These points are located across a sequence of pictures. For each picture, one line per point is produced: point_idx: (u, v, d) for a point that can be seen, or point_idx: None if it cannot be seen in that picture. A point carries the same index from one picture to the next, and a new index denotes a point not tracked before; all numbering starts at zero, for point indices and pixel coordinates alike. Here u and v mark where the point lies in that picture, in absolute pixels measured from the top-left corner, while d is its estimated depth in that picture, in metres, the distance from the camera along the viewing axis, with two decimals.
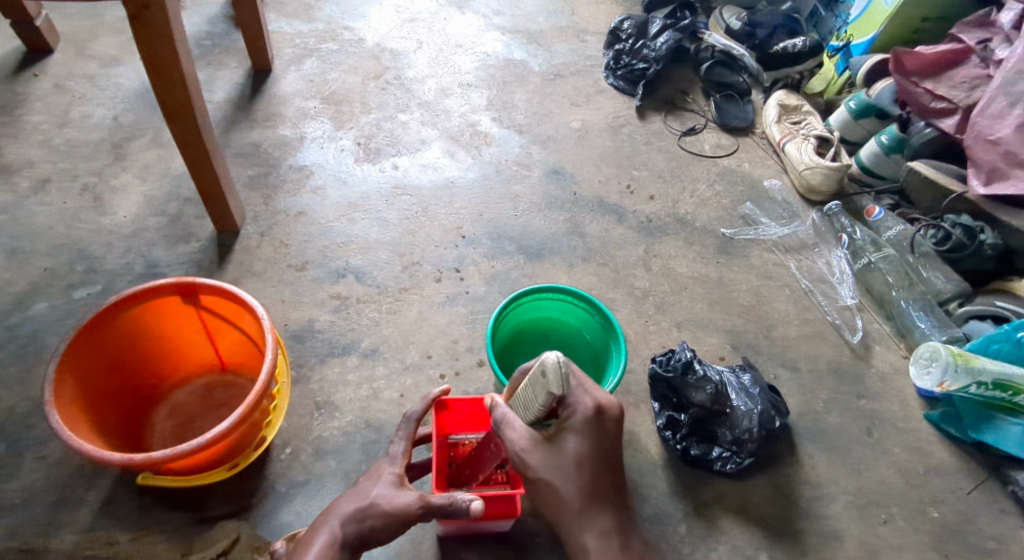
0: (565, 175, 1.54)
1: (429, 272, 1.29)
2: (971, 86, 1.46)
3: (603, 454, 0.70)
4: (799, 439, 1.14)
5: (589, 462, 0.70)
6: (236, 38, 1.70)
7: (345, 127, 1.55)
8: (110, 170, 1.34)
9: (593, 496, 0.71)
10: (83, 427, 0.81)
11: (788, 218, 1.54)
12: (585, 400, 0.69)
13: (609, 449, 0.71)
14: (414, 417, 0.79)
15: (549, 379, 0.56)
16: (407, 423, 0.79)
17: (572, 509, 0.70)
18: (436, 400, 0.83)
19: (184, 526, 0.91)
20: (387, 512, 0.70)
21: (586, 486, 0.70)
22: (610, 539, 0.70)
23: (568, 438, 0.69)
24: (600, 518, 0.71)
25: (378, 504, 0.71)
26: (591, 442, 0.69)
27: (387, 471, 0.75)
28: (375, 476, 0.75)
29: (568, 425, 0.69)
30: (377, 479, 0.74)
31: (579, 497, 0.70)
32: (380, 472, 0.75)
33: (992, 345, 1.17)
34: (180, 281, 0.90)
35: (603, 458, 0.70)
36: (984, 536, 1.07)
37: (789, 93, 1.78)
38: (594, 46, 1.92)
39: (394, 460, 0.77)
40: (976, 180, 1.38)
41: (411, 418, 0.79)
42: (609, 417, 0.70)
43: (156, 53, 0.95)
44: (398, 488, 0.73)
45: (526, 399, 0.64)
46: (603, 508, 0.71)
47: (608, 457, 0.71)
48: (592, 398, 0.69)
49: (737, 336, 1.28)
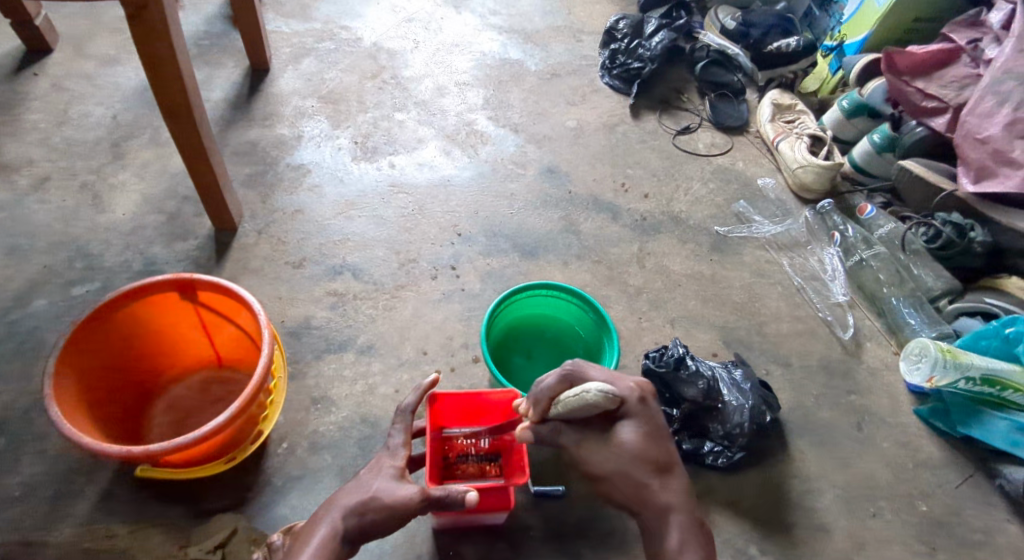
0: (560, 174, 1.55)
1: (425, 269, 1.30)
2: (961, 85, 1.47)
3: (658, 432, 0.72)
4: (789, 434, 1.16)
5: (650, 439, 0.71)
6: (234, 38, 1.71)
7: (342, 126, 1.56)
8: (108, 169, 1.35)
9: (662, 465, 0.70)
10: (83, 420, 0.82)
11: (781, 216, 1.56)
12: (615, 381, 0.75)
13: (660, 423, 0.73)
14: (410, 408, 0.82)
15: (594, 401, 0.69)
16: (405, 413, 0.82)
17: (646, 489, 0.68)
18: (432, 388, 0.85)
19: (182, 518, 0.93)
20: (388, 502, 0.70)
21: (654, 461, 0.70)
22: (688, 505, 0.69)
23: (620, 422, 0.72)
24: (676, 483, 0.70)
25: (377, 496, 0.71)
26: (641, 415, 0.72)
27: (386, 464, 0.77)
28: (376, 468, 0.76)
29: (618, 415, 0.73)
30: (377, 470, 0.76)
31: (648, 472, 0.69)
32: (379, 465, 0.77)
33: (981, 341, 1.19)
34: (178, 277, 0.91)
35: (660, 433, 0.72)
36: (971, 529, 1.08)
37: (782, 93, 1.78)
38: (589, 45, 1.93)
39: (394, 453, 0.79)
40: (965, 178, 1.39)
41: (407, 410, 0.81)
42: (649, 398, 0.75)
43: (151, 50, 0.96)
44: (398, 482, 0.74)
45: (567, 413, 0.72)
46: (674, 478, 0.70)
47: (662, 433, 0.72)
48: (621, 379, 0.75)
49: (729, 333, 1.30)
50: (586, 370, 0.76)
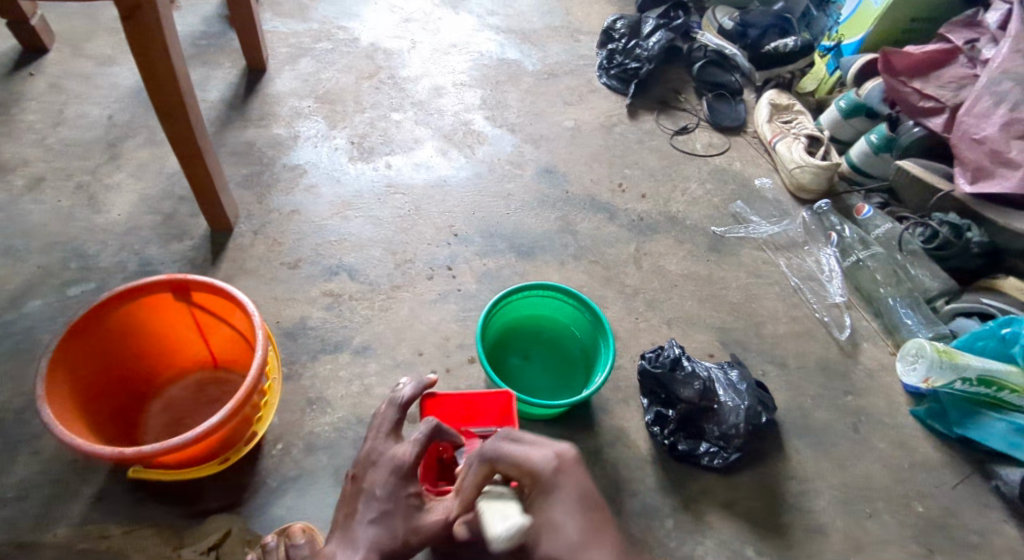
0: (557, 174, 1.55)
1: (422, 270, 1.30)
2: (959, 85, 1.47)
3: (582, 504, 0.61)
4: (785, 434, 1.15)
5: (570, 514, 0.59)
6: (231, 38, 1.71)
7: (339, 126, 1.56)
8: (104, 169, 1.35)
9: (587, 538, 0.58)
10: (76, 421, 0.82)
11: (778, 216, 1.55)
12: (529, 451, 0.64)
13: (581, 487, 0.62)
14: (425, 434, 0.78)
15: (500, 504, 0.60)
16: (417, 435, 0.79)
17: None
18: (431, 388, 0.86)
19: (176, 520, 0.93)
20: (423, 535, 0.73)
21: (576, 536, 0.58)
22: None
23: (540, 501, 0.61)
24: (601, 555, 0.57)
25: (411, 536, 0.73)
26: (566, 491, 0.61)
27: (405, 491, 0.75)
28: (394, 497, 0.75)
29: (537, 494, 0.62)
30: (398, 500, 0.74)
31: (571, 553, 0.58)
32: (399, 493, 0.75)
33: (978, 342, 1.18)
34: (172, 277, 0.91)
35: (582, 502, 0.60)
36: (968, 530, 1.08)
37: (780, 93, 1.78)
38: (587, 45, 1.93)
39: (408, 479, 0.76)
40: (963, 179, 1.38)
41: (423, 437, 0.78)
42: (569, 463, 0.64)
43: (145, 50, 0.96)
44: (420, 509, 0.75)
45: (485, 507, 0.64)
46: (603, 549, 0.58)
47: (585, 499, 0.61)
48: (538, 450, 0.65)
49: (726, 333, 1.29)
50: (505, 445, 0.66)
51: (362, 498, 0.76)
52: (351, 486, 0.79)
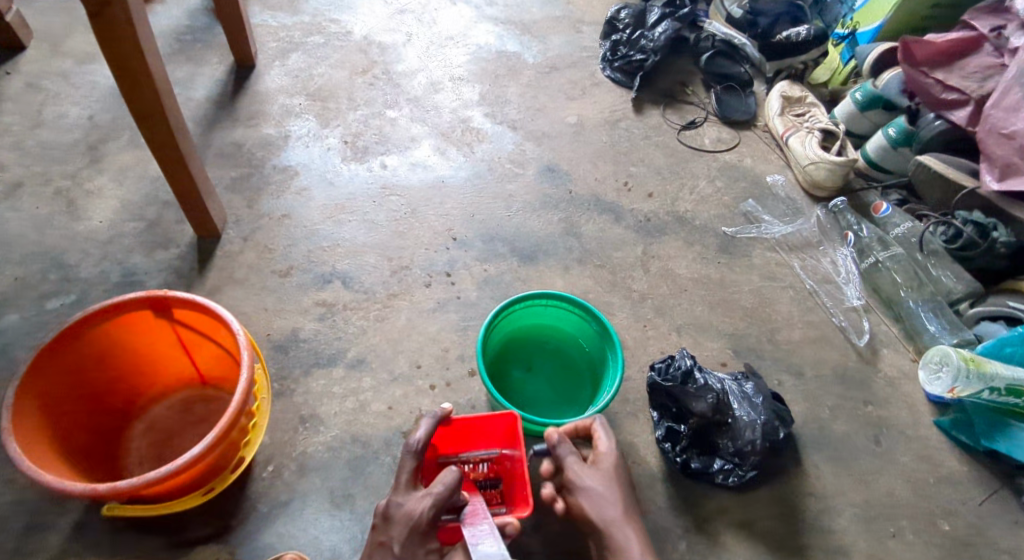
0: (560, 173, 1.48)
1: (419, 277, 1.24)
2: (985, 76, 1.39)
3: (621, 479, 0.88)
4: (803, 448, 1.10)
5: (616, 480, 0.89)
6: (217, 33, 1.64)
7: (331, 125, 1.49)
8: (84, 173, 1.29)
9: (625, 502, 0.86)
10: (48, 453, 0.76)
11: (792, 215, 1.49)
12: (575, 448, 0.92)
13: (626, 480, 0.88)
14: (449, 485, 0.72)
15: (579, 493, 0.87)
16: (439, 487, 0.72)
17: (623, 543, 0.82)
18: (446, 420, 0.84)
19: (160, 550, 0.87)
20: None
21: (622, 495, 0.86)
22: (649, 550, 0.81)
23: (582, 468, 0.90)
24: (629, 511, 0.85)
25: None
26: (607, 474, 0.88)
27: (421, 545, 0.70)
28: (414, 553, 0.69)
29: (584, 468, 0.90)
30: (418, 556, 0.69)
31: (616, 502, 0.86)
32: (418, 548, 0.70)
33: (1006, 347, 1.12)
34: (151, 294, 0.85)
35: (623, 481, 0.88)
36: (997, 549, 1.02)
37: (792, 84, 1.71)
38: (590, 36, 1.86)
39: (427, 534, 0.71)
40: (989, 175, 1.31)
41: (446, 488, 0.72)
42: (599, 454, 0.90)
43: (117, 49, 0.89)
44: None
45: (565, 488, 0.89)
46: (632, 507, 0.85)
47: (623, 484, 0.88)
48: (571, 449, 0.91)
49: (739, 340, 1.23)
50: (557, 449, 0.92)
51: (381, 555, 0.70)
52: (370, 539, 0.72)
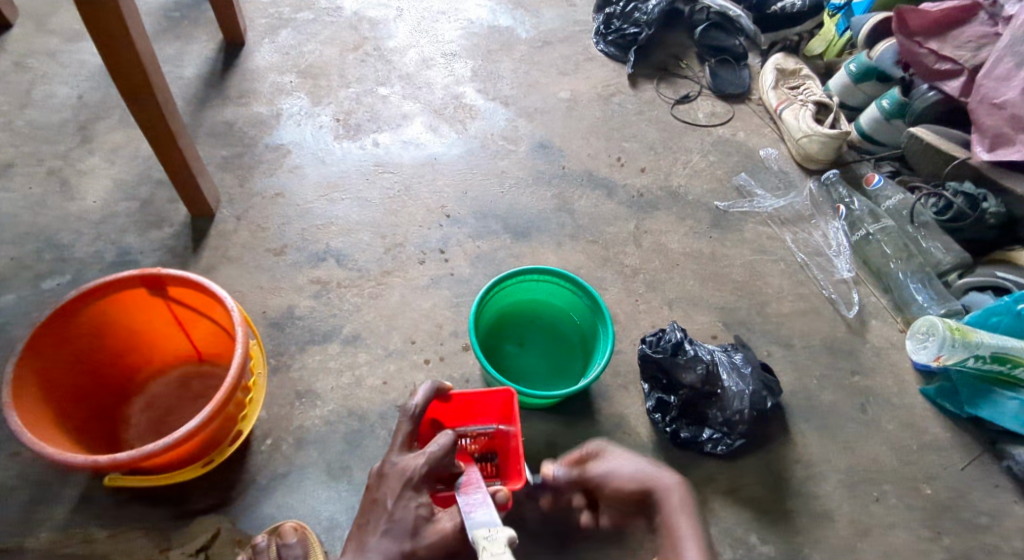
0: (553, 149, 1.48)
1: (413, 254, 1.25)
2: (978, 45, 1.38)
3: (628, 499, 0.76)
4: (791, 417, 1.12)
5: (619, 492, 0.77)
6: (205, 9, 1.62)
7: (323, 103, 1.48)
8: (76, 153, 1.29)
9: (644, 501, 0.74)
10: (49, 428, 0.78)
11: (784, 189, 1.49)
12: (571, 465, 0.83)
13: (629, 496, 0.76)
14: (443, 445, 0.75)
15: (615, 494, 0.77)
16: (433, 446, 0.74)
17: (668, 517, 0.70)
18: (444, 396, 0.86)
19: (163, 520, 0.90)
20: (431, 547, 0.68)
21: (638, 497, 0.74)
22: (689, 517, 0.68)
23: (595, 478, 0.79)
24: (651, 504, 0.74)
25: (419, 547, 0.68)
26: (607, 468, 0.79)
27: (412, 500, 0.72)
28: (404, 506, 0.71)
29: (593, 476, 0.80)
30: (409, 509, 0.71)
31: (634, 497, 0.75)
32: (409, 500, 0.72)
33: (992, 317, 1.14)
34: (145, 272, 0.86)
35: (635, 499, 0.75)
36: (978, 512, 1.05)
37: (787, 56, 1.70)
38: (583, 10, 1.84)
39: (417, 487, 0.73)
40: (980, 146, 1.32)
41: (441, 447, 0.74)
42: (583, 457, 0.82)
43: (102, 26, 0.89)
44: (429, 520, 0.71)
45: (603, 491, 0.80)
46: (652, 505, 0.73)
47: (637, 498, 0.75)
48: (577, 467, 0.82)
49: (730, 313, 1.25)
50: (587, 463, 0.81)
51: (374, 510, 0.72)
52: (365, 496, 0.74)
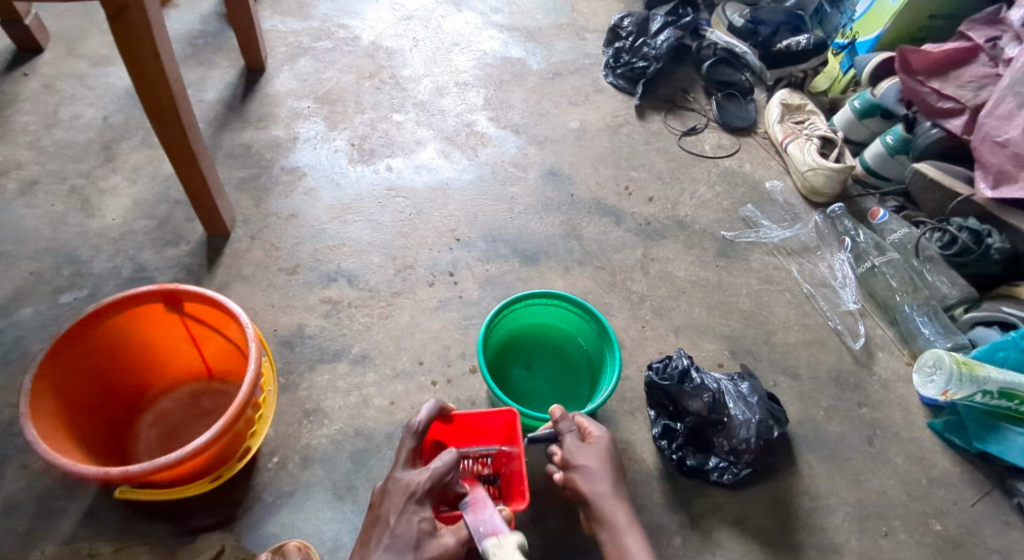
0: (562, 176, 1.51)
1: (422, 276, 1.27)
2: (979, 85, 1.42)
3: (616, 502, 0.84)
4: (798, 448, 1.12)
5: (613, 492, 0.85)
6: (228, 37, 1.68)
7: (339, 127, 1.52)
8: (98, 172, 1.32)
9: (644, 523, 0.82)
10: (62, 440, 0.79)
11: (790, 220, 1.51)
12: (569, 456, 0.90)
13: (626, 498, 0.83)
14: (447, 461, 0.75)
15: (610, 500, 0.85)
16: (437, 463, 0.75)
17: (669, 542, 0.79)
18: (447, 415, 0.87)
19: (168, 536, 0.90)
20: None
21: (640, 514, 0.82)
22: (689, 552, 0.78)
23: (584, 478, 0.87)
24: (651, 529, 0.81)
25: None
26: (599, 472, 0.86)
27: (415, 515, 0.71)
28: (407, 520, 0.70)
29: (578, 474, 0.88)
30: (411, 523, 0.70)
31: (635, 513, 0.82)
32: (412, 515, 0.71)
33: (999, 352, 1.13)
34: (164, 288, 0.88)
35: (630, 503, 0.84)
36: (988, 549, 1.04)
37: (792, 92, 1.73)
38: (593, 43, 1.89)
39: (421, 502, 0.73)
40: (984, 183, 1.34)
41: (444, 463, 0.75)
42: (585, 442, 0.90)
43: (133, 52, 0.93)
44: (431, 535, 0.70)
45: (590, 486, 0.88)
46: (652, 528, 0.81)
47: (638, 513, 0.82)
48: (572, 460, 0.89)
49: (736, 342, 1.25)
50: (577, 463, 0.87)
51: (377, 527, 0.72)
52: (367, 516, 0.74)
